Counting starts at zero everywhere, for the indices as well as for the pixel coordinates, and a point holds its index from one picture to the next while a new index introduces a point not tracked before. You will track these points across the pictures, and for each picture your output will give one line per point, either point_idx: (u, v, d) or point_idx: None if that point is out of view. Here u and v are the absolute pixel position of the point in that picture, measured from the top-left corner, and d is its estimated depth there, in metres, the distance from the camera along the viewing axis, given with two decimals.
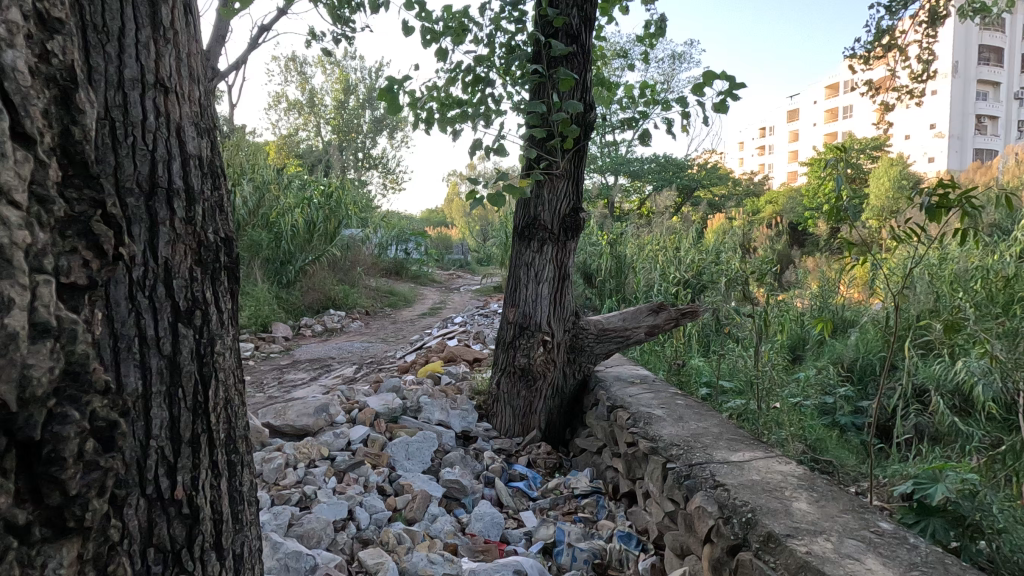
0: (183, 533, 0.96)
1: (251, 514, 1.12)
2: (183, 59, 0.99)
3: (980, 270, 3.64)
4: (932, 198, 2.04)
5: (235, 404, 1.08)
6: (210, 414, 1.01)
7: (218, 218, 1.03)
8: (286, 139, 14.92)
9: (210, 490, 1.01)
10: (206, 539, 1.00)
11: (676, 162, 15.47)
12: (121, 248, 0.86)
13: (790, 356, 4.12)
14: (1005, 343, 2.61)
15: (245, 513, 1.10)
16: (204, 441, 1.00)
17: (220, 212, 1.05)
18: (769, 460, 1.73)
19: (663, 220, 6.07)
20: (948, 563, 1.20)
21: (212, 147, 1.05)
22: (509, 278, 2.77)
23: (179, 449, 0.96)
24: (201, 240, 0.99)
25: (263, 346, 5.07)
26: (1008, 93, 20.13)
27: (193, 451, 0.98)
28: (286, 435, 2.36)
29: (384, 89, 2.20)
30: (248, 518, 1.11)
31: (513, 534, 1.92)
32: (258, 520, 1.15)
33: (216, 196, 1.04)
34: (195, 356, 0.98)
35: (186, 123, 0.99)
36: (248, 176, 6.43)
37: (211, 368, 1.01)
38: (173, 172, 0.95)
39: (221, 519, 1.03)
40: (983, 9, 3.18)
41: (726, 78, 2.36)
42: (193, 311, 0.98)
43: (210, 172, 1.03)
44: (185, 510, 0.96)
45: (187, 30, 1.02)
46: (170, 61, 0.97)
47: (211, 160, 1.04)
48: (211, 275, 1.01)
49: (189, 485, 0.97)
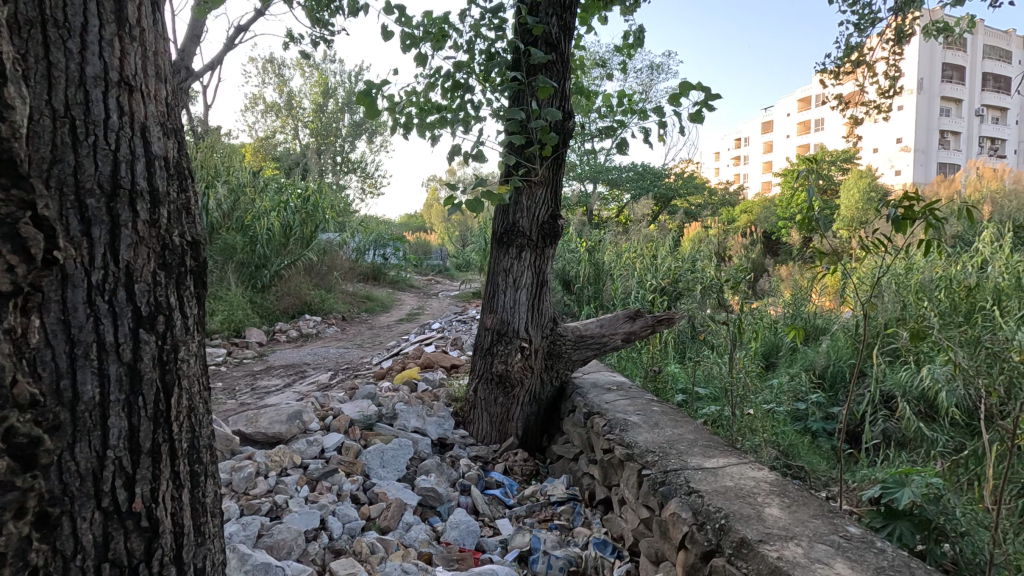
0: (141, 547, 0.94)
1: (214, 526, 1.09)
2: (149, 58, 0.97)
3: (944, 280, 3.76)
4: (899, 210, 2.10)
5: (200, 412, 1.05)
6: (173, 422, 0.98)
7: (183, 221, 1.01)
8: (262, 141, 14.70)
9: (171, 502, 0.98)
10: (166, 553, 0.97)
11: (654, 171, 15.67)
12: (56, 252, 0.84)
13: (764, 363, 4.19)
14: (968, 351, 2.70)
15: (208, 525, 1.07)
16: (165, 451, 0.97)
17: (187, 214, 1.02)
18: (742, 466, 1.75)
19: (640, 228, 6.13)
20: (913, 567, 1.23)
21: (178, 148, 1.02)
22: (487, 284, 2.76)
23: (138, 459, 0.93)
24: (165, 243, 0.96)
25: (236, 352, 4.96)
26: (970, 110, 20.92)
27: (154, 461, 0.95)
28: (257, 443, 2.31)
29: (362, 93, 2.18)
30: (212, 530, 1.08)
31: (488, 543, 1.91)
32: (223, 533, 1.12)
33: (182, 198, 1.01)
34: (157, 363, 0.95)
35: (152, 122, 0.96)
36: (222, 178, 6.31)
37: (174, 376, 0.98)
38: (136, 173, 0.93)
39: (182, 531, 1.00)
40: (946, 29, 3.30)
41: (701, 89, 2.41)
42: (156, 317, 0.95)
43: (177, 174, 1.00)
44: (143, 523, 0.94)
45: (154, 27, 0.99)
46: (135, 59, 0.94)
47: (177, 161, 1.01)
48: (176, 280, 0.98)
49: (148, 497, 0.94)
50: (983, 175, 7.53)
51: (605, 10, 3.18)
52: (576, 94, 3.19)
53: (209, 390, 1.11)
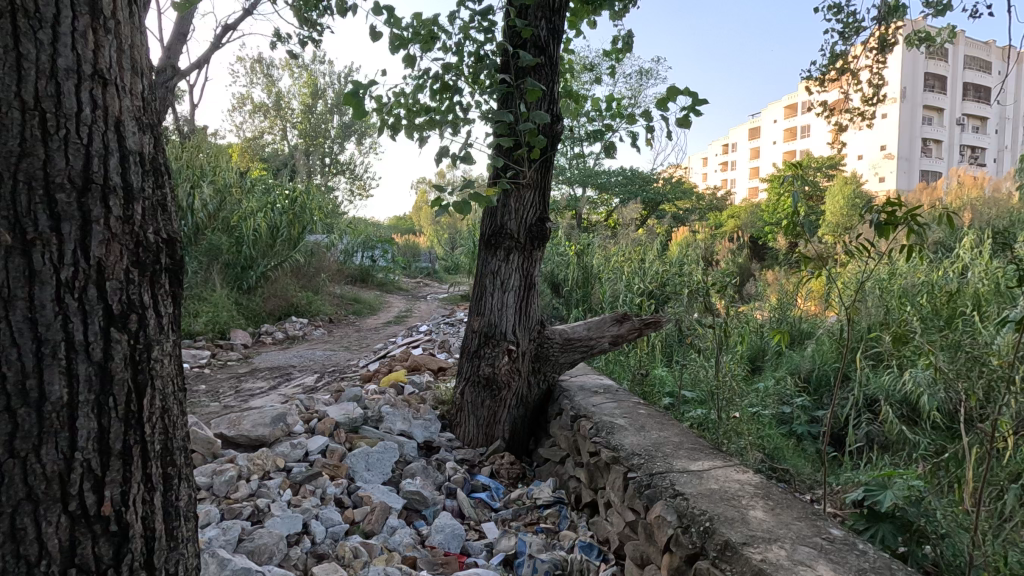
0: (109, 552, 0.92)
1: (188, 530, 1.06)
2: (124, 51, 0.95)
3: (926, 285, 3.83)
4: (881, 215, 2.13)
5: (174, 413, 1.03)
6: (145, 424, 0.96)
7: (159, 218, 0.99)
8: (250, 142, 14.58)
9: (143, 505, 0.96)
10: (135, 559, 0.95)
11: (642, 175, 15.77)
12: None
13: (749, 367, 4.23)
14: (949, 355, 2.74)
15: (182, 529, 1.04)
16: (136, 453, 0.95)
17: (163, 211, 1.00)
18: (727, 469, 1.75)
19: (628, 231, 6.16)
20: (893, 569, 1.24)
21: (155, 143, 1.00)
22: (474, 286, 2.76)
23: (108, 462, 0.92)
24: (139, 240, 0.94)
25: (221, 354, 4.90)
26: (951, 119, 21.32)
27: (124, 464, 0.93)
28: (240, 446, 2.27)
29: (349, 93, 2.17)
30: (186, 534, 1.06)
31: (473, 546, 1.89)
32: (197, 537, 1.09)
33: (158, 194, 0.99)
34: (129, 362, 0.93)
35: (127, 117, 0.94)
36: (208, 178, 6.25)
37: (146, 376, 0.96)
38: (109, 168, 0.91)
39: (154, 536, 0.98)
40: (928, 38, 3.36)
41: (689, 94, 2.42)
42: (128, 316, 0.93)
43: (153, 170, 0.99)
44: (112, 527, 0.92)
45: (131, 20, 0.98)
46: (109, 52, 0.93)
47: (153, 157, 0.99)
48: (150, 278, 0.96)
49: (118, 500, 0.92)
50: (964, 182, 7.65)
51: (594, 15, 3.19)
52: (565, 98, 3.20)
53: (186, 391, 1.09)
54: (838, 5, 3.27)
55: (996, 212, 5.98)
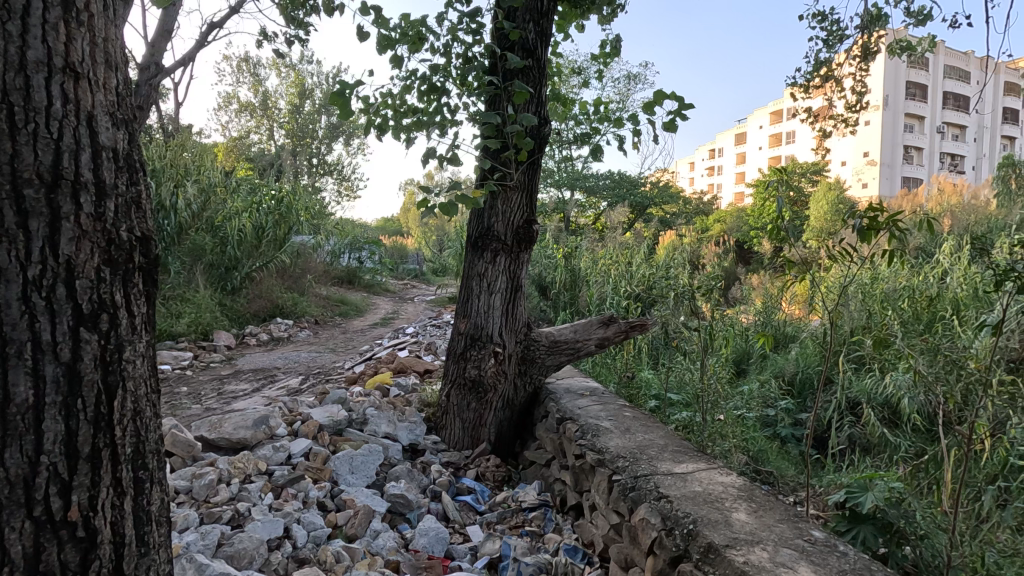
0: (76, 558, 0.90)
1: (160, 535, 1.04)
2: (98, 44, 0.94)
3: (907, 290, 3.89)
4: (863, 220, 2.17)
5: (147, 415, 1.01)
6: (115, 427, 0.94)
7: (133, 215, 0.97)
8: (236, 141, 14.42)
9: (112, 510, 0.94)
10: (104, 565, 0.93)
11: (630, 179, 15.84)
12: None
13: (735, 369, 4.25)
14: (929, 358, 2.78)
15: (153, 534, 1.02)
16: (105, 457, 0.93)
17: (137, 208, 0.98)
18: (711, 471, 1.76)
19: (616, 235, 6.18)
20: (873, 570, 1.25)
21: (129, 139, 0.98)
22: (461, 288, 2.75)
23: (76, 465, 0.90)
24: (111, 238, 0.92)
25: (203, 355, 4.83)
26: (932, 127, 21.73)
27: (92, 468, 0.91)
28: (221, 449, 2.24)
29: (335, 93, 2.15)
30: (158, 540, 1.03)
31: (458, 550, 1.88)
32: (170, 543, 1.07)
33: (133, 192, 0.97)
34: (99, 363, 0.91)
35: (100, 112, 0.93)
36: (192, 177, 6.17)
37: (117, 377, 0.94)
38: (80, 164, 0.89)
39: (123, 541, 0.96)
40: (909, 47, 3.42)
41: (675, 98, 2.44)
42: (98, 315, 0.91)
43: (127, 167, 0.97)
44: (79, 533, 0.90)
45: (105, 13, 0.96)
46: (82, 45, 0.91)
47: (127, 154, 0.98)
48: (123, 277, 0.94)
49: (85, 505, 0.91)
50: (944, 189, 7.79)
51: (582, 19, 3.21)
52: (553, 101, 3.21)
53: (160, 393, 1.06)
54: (822, 13, 3.32)
55: (975, 218, 6.10)
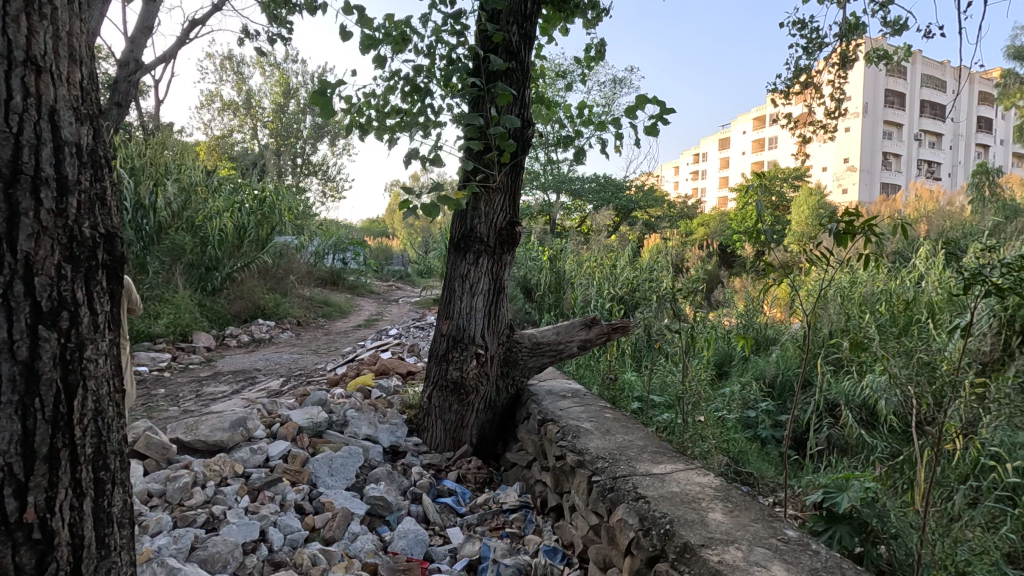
0: (32, 561, 0.88)
1: (120, 537, 1.02)
2: (61, 38, 0.92)
3: (884, 294, 3.97)
4: (840, 225, 2.22)
5: (108, 416, 0.99)
6: (74, 426, 0.92)
7: (97, 212, 0.95)
8: (218, 140, 14.23)
9: (70, 511, 0.92)
10: (61, 568, 0.92)
11: (616, 183, 15.93)
12: None
13: (716, 372, 4.30)
14: (903, 361, 2.84)
15: (113, 536, 1.01)
16: (64, 457, 0.91)
17: (101, 205, 0.97)
18: (689, 472, 1.78)
19: (600, 237, 6.21)
20: (844, 568, 1.27)
21: (94, 134, 0.97)
22: (443, 290, 2.74)
23: (33, 466, 0.88)
24: (73, 235, 0.91)
25: (181, 357, 4.75)
26: (909, 134, 22.20)
27: (50, 468, 0.89)
28: (196, 452, 2.20)
29: (316, 93, 2.13)
30: (119, 542, 1.02)
31: (437, 551, 1.87)
32: (131, 545, 1.05)
33: (97, 188, 0.96)
34: (58, 362, 0.90)
35: (63, 106, 0.91)
36: (173, 176, 6.08)
37: (78, 376, 0.92)
38: (41, 159, 0.88)
39: (81, 543, 0.94)
40: (885, 56, 3.50)
41: (657, 102, 2.47)
42: (59, 313, 0.89)
43: (91, 163, 0.95)
44: (35, 535, 0.88)
45: (70, 7, 0.95)
46: (44, 37, 0.89)
47: (91, 149, 0.96)
48: (85, 274, 0.93)
49: (42, 507, 0.89)
50: (921, 195, 7.95)
51: (566, 22, 3.22)
52: (537, 104, 3.22)
53: (123, 393, 1.05)
54: (802, 21, 3.38)
55: (950, 224, 6.24)
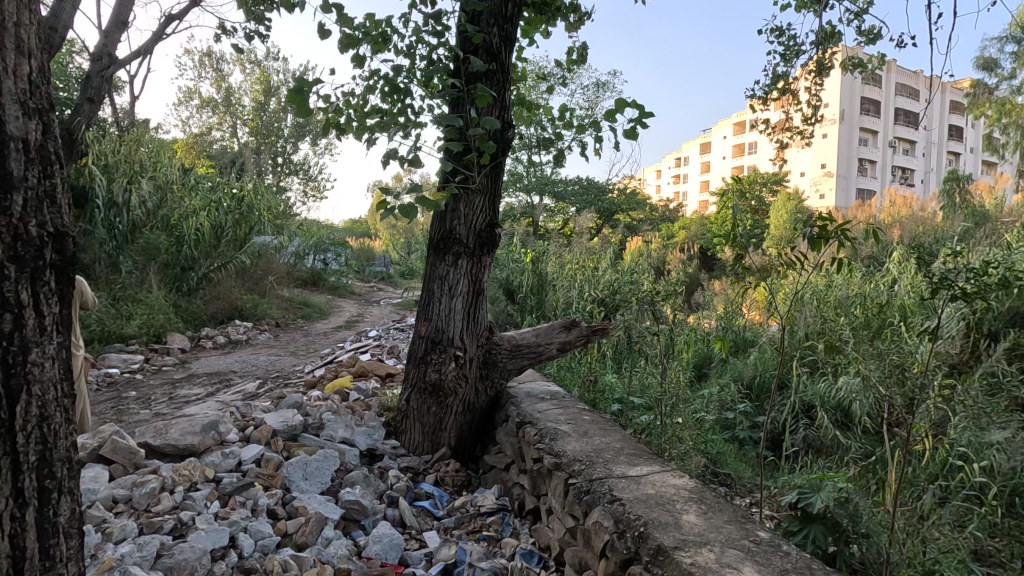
0: None
1: (67, 547, 1.01)
2: (9, 31, 0.91)
3: (858, 297, 4.05)
4: (814, 230, 2.30)
5: (56, 422, 0.97)
6: (16, 432, 0.91)
7: (45, 210, 0.94)
8: (196, 137, 13.97)
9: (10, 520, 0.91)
10: None
11: (598, 185, 16.00)
12: None
13: (696, 374, 4.34)
14: (875, 363, 2.89)
15: (60, 546, 0.99)
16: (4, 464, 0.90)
17: (51, 203, 0.95)
18: (664, 474, 1.79)
19: (582, 240, 6.23)
20: (814, 568, 1.29)
21: (43, 131, 0.95)
22: (422, 292, 2.72)
23: None
24: (18, 233, 0.89)
25: (154, 359, 4.64)
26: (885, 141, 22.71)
27: None
28: (166, 456, 2.15)
29: (292, 91, 2.10)
30: (66, 551, 1.00)
31: (412, 556, 1.85)
32: (79, 554, 1.03)
33: (46, 185, 0.95)
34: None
35: (9, 100, 0.90)
36: (148, 174, 5.95)
37: (20, 381, 0.91)
38: None
39: (23, 552, 0.93)
40: (860, 64, 3.56)
41: (636, 106, 2.48)
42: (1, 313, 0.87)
43: (39, 159, 0.94)
44: None
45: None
46: None
47: (40, 145, 0.94)
48: (30, 275, 0.91)
49: None
50: (895, 201, 8.12)
51: (548, 25, 3.23)
52: (518, 105, 3.22)
53: (73, 398, 1.03)
54: (780, 28, 3.43)
55: (922, 229, 6.38)
